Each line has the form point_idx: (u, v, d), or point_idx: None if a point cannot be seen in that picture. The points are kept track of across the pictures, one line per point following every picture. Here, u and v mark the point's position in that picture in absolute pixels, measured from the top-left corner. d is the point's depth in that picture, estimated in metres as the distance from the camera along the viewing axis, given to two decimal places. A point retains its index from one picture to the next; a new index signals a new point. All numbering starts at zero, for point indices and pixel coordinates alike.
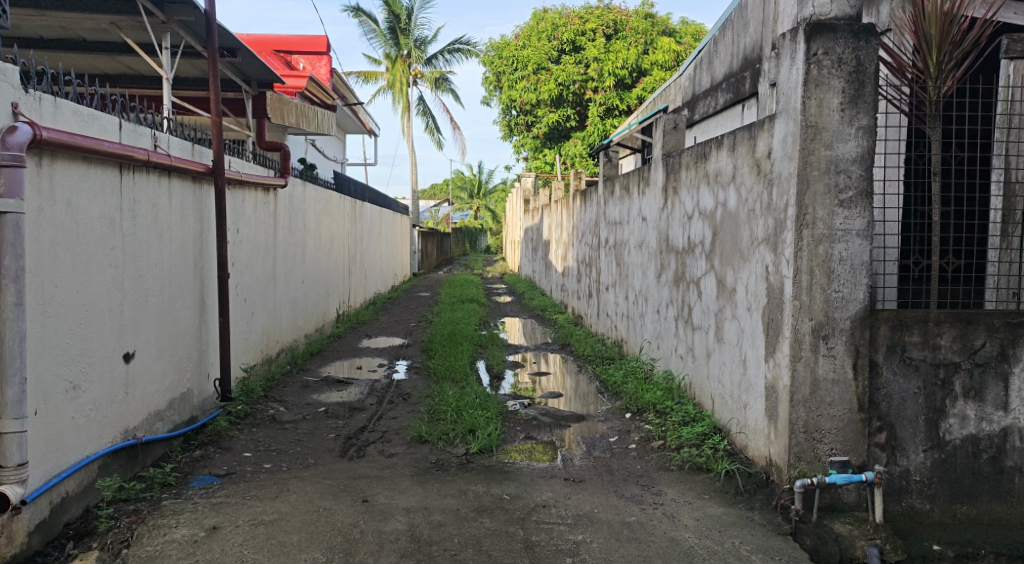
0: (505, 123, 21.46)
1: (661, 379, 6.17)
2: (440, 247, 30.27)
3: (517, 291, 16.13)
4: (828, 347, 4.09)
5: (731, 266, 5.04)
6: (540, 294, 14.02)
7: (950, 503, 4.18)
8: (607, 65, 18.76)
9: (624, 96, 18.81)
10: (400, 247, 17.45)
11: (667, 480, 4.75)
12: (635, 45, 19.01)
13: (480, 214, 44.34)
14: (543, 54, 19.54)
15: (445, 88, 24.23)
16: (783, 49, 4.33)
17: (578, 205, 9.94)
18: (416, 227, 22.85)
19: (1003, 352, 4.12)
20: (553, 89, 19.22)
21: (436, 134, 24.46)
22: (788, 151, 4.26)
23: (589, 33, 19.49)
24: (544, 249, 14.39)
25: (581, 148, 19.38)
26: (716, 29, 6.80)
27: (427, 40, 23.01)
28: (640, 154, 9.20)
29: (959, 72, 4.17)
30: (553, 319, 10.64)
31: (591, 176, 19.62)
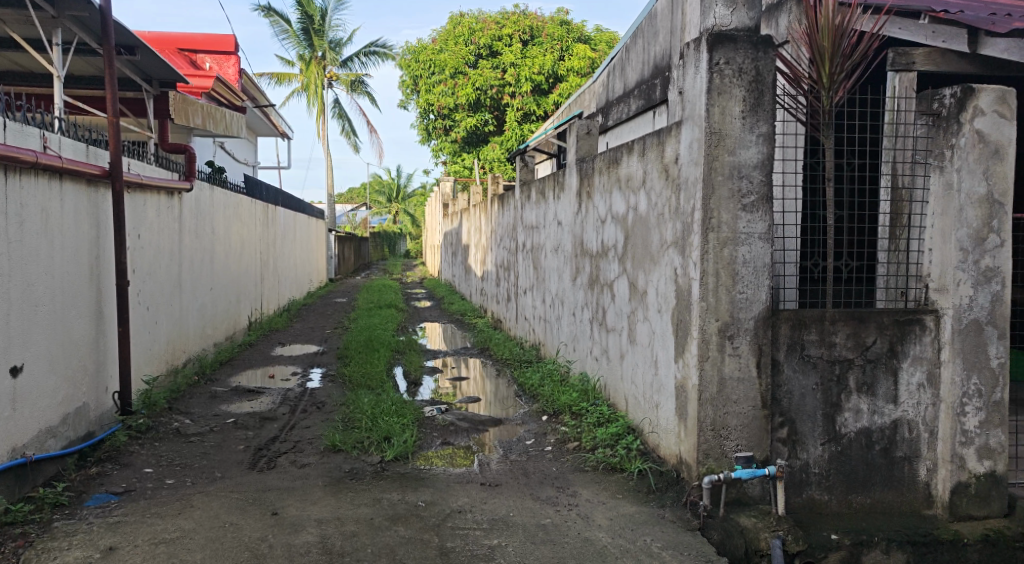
0: (423, 128, 21.27)
1: (577, 381, 6.24)
2: (358, 252, 29.88)
3: (437, 295, 16.05)
4: (733, 347, 4.25)
5: (642, 268, 5.15)
6: (459, 299, 14.00)
7: (846, 493, 4.37)
8: (524, 71, 18.98)
9: (541, 101, 19.01)
10: (316, 253, 17.09)
11: (582, 481, 4.80)
12: (551, 51, 19.41)
13: (401, 219, 43.98)
14: (459, 59, 19.56)
15: (361, 91, 23.97)
16: (688, 58, 4.47)
17: (496, 209, 9.98)
18: (334, 231, 22.43)
19: (892, 348, 4.34)
20: (471, 93, 19.21)
21: (353, 138, 24.11)
22: (694, 157, 4.38)
23: (505, 38, 19.78)
24: (462, 253, 14.37)
25: (500, 152, 19.47)
26: (628, 37, 6.91)
27: (343, 42, 22.69)
28: (555, 159, 9.30)
29: (850, 83, 4.36)
30: (473, 324, 10.63)
31: (508, 179, 19.69)
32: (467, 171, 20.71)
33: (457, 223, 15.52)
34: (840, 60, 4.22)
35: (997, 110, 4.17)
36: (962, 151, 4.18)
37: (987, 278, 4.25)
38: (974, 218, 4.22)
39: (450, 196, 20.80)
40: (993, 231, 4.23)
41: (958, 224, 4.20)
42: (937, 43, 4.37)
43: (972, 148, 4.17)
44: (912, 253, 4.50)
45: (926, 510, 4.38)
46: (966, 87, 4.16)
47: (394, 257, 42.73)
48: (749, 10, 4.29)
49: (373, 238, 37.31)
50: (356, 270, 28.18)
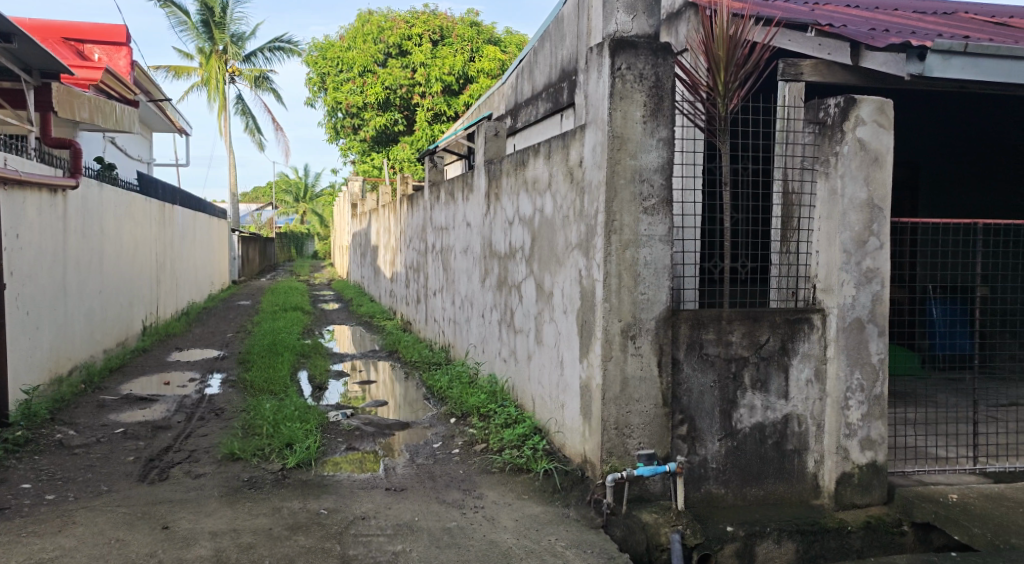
0: (331, 126, 20.70)
1: (485, 383, 6.23)
2: (263, 253, 29.05)
3: (345, 298, 15.74)
4: (635, 347, 4.35)
5: (549, 270, 5.19)
6: (368, 301, 13.77)
7: (741, 486, 4.53)
8: (434, 71, 18.94)
9: (451, 102, 19.05)
10: (217, 255, 16.46)
11: (488, 483, 4.80)
12: (461, 52, 19.43)
13: (310, 219, 43.00)
14: (368, 57, 19.23)
15: (266, 87, 23.35)
16: (592, 63, 4.54)
17: (405, 210, 9.88)
18: (238, 231, 21.69)
19: (783, 346, 4.52)
20: (380, 93, 19.01)
21: (257, 135, 23.43)
22: (598, 160, 4.45)
23: (414, 37, 19.53)
24: (371, 255, 14.15)
25: (410, 152, 19.28)
26: (536, 39, 6.92)
27: (245, 36, 22.00)
28: (465, 161, 9.26)
29: (744, 91, 4.52)
30: (381, 326, 10.48)
31: (417, 180, 19.56)
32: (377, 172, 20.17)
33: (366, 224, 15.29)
34: (734, 69, 4.37)
35: (877, 119, 4.42)
36: (845, 158, 4.41)
37: (868, 278, 4.48)
38: (857, 222, 4.45)
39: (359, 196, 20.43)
40: (874, 233, 4.47)
41: (842, 227, 4.43)
42: (823, 55, 4.56)
43: (854, 155, 4.40)
44: (800, 255, 4.72)
45: (814, 499, 4.59)
46: (848, 98, 4.40)
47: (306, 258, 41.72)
48: (649, 17, 4.41)
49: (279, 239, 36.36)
50: (261, 271, 27.35)
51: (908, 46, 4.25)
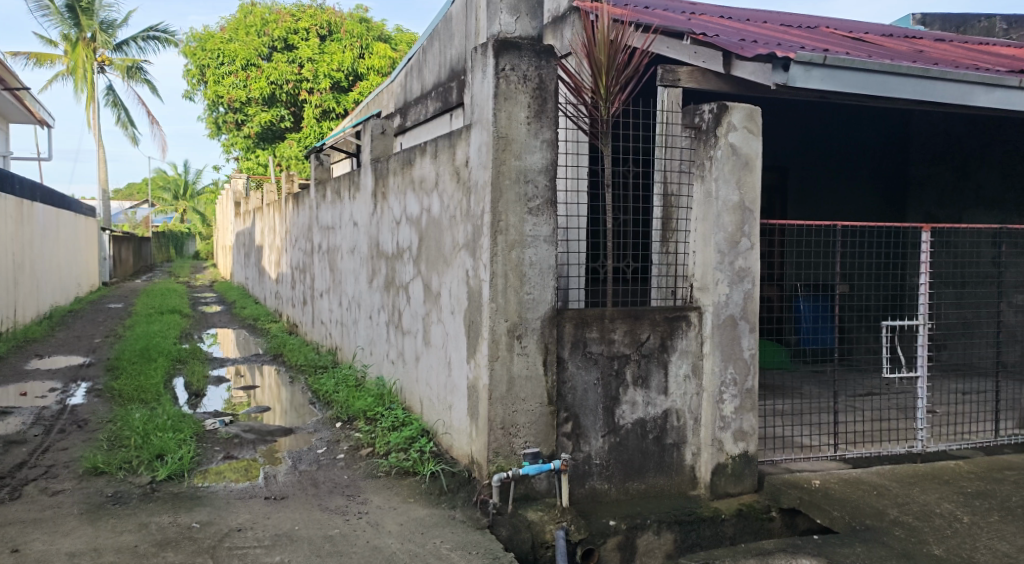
0: (211, 121, 19.68)
1: (372, 385, 6.13)
2: (138, 253, 27.48)
3: (228, 300, 15.08)
4: (521, 346, 4.38)
5: (436, 270, 5.14)
6: (252, 303, 13.27)
7: (624, 481, 4.64)
8: (322, 67, 18.59)
9: (341, 99, 18.64)
10: (85, 256, 15.37)
11: (373, 488, 4.71)
12: (350, 49, 19.10)
13: (195, 218, 41.08)
14: (252, 50, 18.69)
15: (140, 79, 22.17)
16: (476, 63, 4.54)
17: (291, 209, 9.58)
18: (110, 230, 20.40)
19: (663, 343, 4.67)
20: (264, 88, 18.46)
21: (131, 129, 22.17)
22: (483, 160, 4.45)
23: (301, 32, 19.00)
24: (256, 256, 13.68)
25: (296, 150, 18.67)
26: (424, 38, 6.80)
27: (116, 24, 20.85)
28: (353, 159, 9.04)
29: (625, 95, 4.63)
30: (266, 329, 10.13)
31: (303, 179, 19.14)
32: (260, 167, 19.54)
33: (250, 223, 14.76)
34: (615, 73, 4.48)
35: (747, 126, 4.63)
36: (718, 162, 4.59)
37: (740, 277, 4.69)
38: (730, 223, 4.65)
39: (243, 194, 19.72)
40: (745, 235, 4.68)
41: (716, 228, 4.61)
42: (697, 63, 4.75)
43: (726, 160, 4.60)
44: (679, 255, 4.89)
45: (691, 490, 4.76)
46: (721, 104, 4.59)
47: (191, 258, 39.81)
48: (532, 19, 4.45)
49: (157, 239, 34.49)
50: (138, 273, 25.88)
51: (774, 56, 4.29)
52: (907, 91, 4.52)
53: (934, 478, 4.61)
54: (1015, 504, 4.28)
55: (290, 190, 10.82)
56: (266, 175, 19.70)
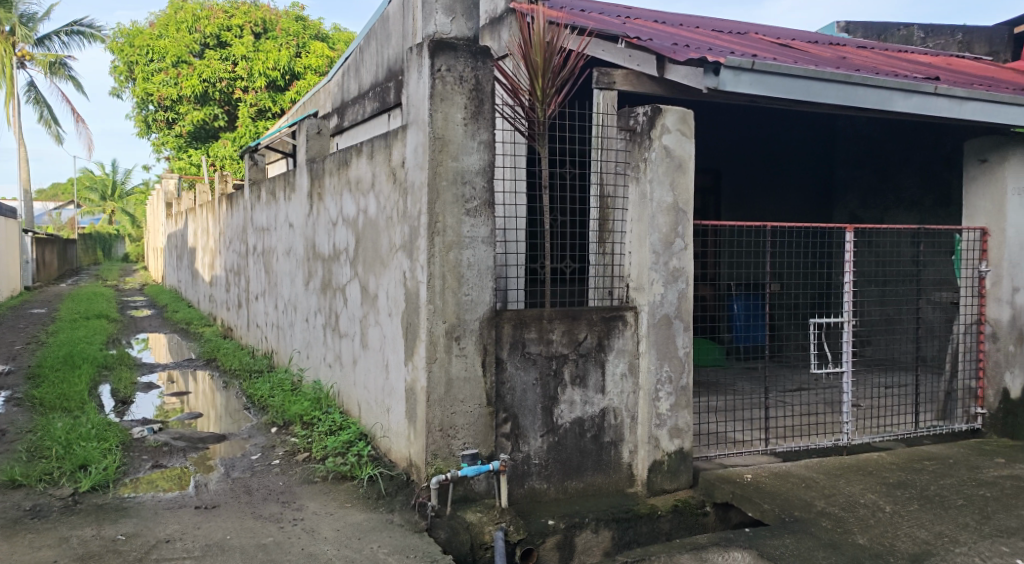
0: (141, 119, 18.99)
1: (309, 389, 6.03)
2: (63, 256, 26.42)
3: (159, 303, 14.60)
4: (459, 347, 4.37)
5: (373, 272, 5.09)
6: (185, 306, 12.90)
7: (562, 480, 4.67)
8: (257, 65, 18.23)
9: (277, 98, 18.42)
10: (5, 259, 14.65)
11: (309, 493, 4.63)
12: (286, 47, 18.79)
13: (126, 219, 39.73)
14: (182, 46, 18.08)
15: (63, 74, 21.35)
16: (412, 63, 4.51)
17: (225, 210, 9.36)
18: (33, 232, 19.53)
19: (600, 343, 4.71)
20: (196, 85, 17.96)
21: (54, 126, 21.31)
22: (419, 161, 4.43)
23: (235, 29, 18.52)
24: (188, 257, 13.32)
25: (231, 150, 18.35)
26: (362, 37, 6.69)
27: (37, 17, 20.04)
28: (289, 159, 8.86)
29: (561, 97, 4.67)
30: (199, 333, 9.87)
31: (238, 179, 18.77)
32: (194, 168, 19.03)
33: (182, 224, 14.32)
34: (551, 75, 4.51)
35: (680, 128, 4.72)
36: (652, 164, 4.67)
37: (675, 277, 4.77)
38: (664, 224, 4.73)
39: (175, 194, 19.14)
40: (679, 235, 4.77)
41: (651, 229, 4.68)
42: (632, 66, 4.83)
43: (661, 162, 4.68)
44: (616, 255, 4.96)
45: (629, 488, 4.82)
46: (655, 107, 4.66)
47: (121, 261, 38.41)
48: (468, 20, 4.44)
49: (84, 241, 33.21)
50: (63, 277, 24.86)
51: (705, 61, 4.38)
52: (831, 96, 4.66)
53: (859, 470, 4.78)
54: (933, 493, 4.47)
55: (225, 190, 10.57)
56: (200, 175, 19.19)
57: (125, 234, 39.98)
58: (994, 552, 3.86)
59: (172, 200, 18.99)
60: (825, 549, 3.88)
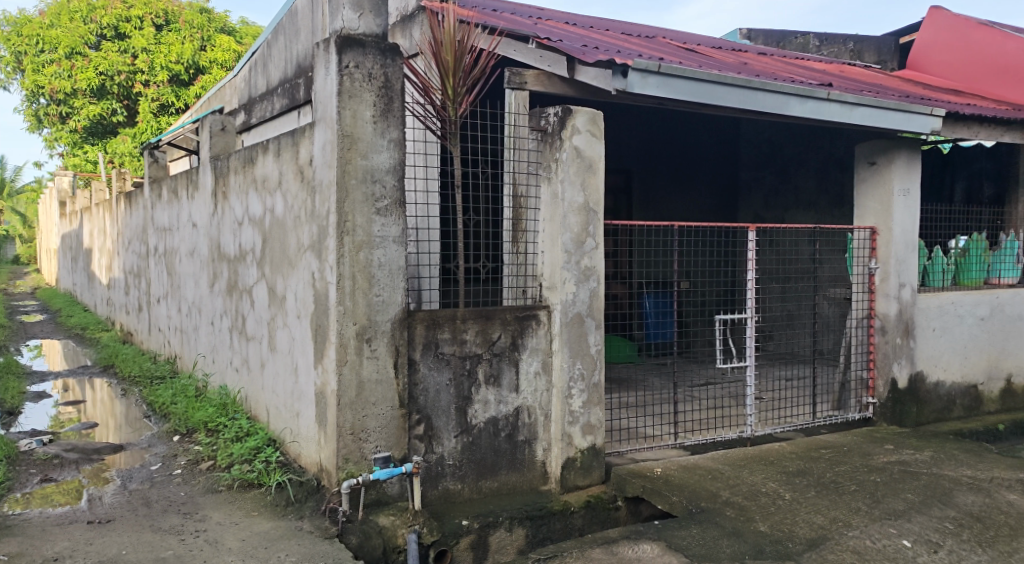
0: (31, 113, 17.96)
1: (214, 395, 5.83)
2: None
3: (52, 308, 13.75)
4: (371, 349, 4.29)
5: (280, 273, 4.95)
6: (81, 310, 12.24)
7: (476, 480, 4.65)
8: (158, 58, 17.45)
9: (180, 93, 17.66)
10: None
11: (213, 503, 4.46)
12: (190, 40, 18.05)
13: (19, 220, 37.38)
14: (76, 37, 17.20)
15: None
16: (319, 58, 4.41)
17: (123, 209, 8.95)
18: None
19: (514, 342, 4.73)
20: (92, 78, 17.08)
21: None
22: (327, 159, 4.33)
23: (134, 20, 17.71)
24: (84, 260, 12.65)
25: (130, 145, 17.60)
26: (269, 32, 6.49)
27: None
28: (192, 157, 8.53)
29: (473, 96, 4.65)
30: (95, 338, 9.38)
31: (138, 176, 17.92)
32: (90, 165, 18.28)
33: (78, 224, 13.55)
34: (462, 75, 4.49)
35: (590, 129, 4.78)
36: (564, 164, 4.72)
37: (586, 276, 4.84)
38: (575, 224, 4.78)
39: (69, 193, 18.09)
40: (590, 235, 4.83)
41: (563, 229, 4.73)
42: (543, 66, 4.87)
43: (571, 162, 4.73)
44: (528, 255, 4.99)
45: (543, 485, 4.86)
46: (565, 108, 4.71)
47: (10, 262, 36.06)
48: (376, 17, 4.37)
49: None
50: None
51: (613, 63, 4.44)
52: (734, 100, 4.82)
53: (761, 460, 4.98)
54: (828, 480, 4.69)
55: (122, 188, 10.11)
56: (97, 171, 18.47)
57: (18, 235, 37.61)
58: (883, 534, 4.07)
59: (66, 198, 17.96)
60: (728, 538, 4.01)
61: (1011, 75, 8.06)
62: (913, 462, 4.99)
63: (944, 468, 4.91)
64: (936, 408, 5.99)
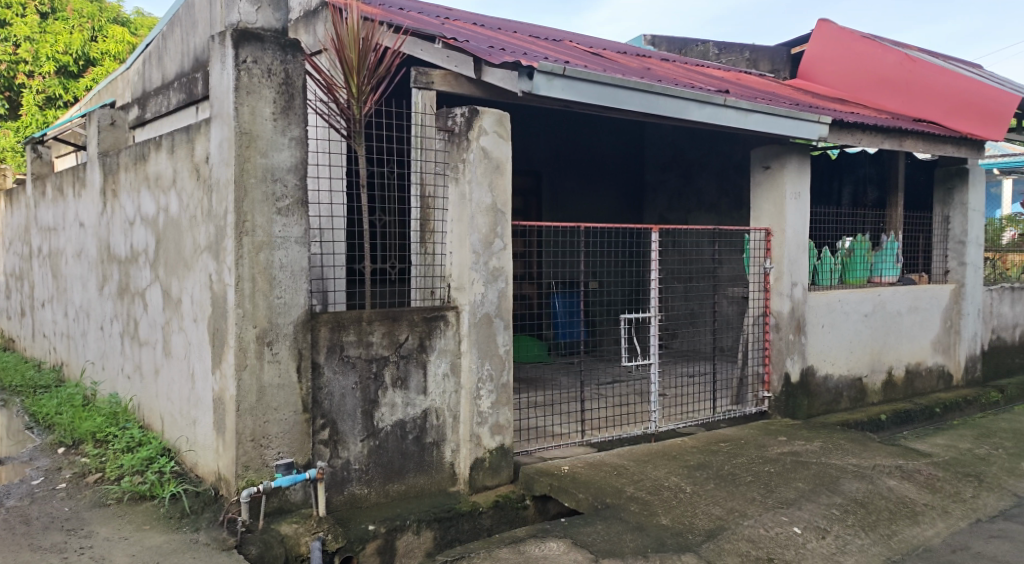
0: None
1: (104, 404, 5.54)
2: None
3: None
4: (272, 353, 4.16)
5: (175, 275, 4.74)
6: None
7: (384, 484, 4.58)
8: (43, 48, 16.03)
9: (69, 85, 16.34)
10: None
11: (100, 518, 4.22)
12: (78, 30, 16.79)
13: None
14: None
15: None
16: (215, 52, 4.24)
17: (3, 207, 8.38)
18: None
19: (421, 344, 4.69)
20: None
21: None
22: (224, 156, 4.17)
23: (14, 6, 16.22)
24: None
25: (11, 140, 16.01)
26: (164, 23, 6.22)
27: None
28: (81, 153, 8.08)
29: (378, 95, 4.58)
30: None
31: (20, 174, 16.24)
32: None
33: None
34: (366, 73, 4.42)
35: (497, 130, 4.80)
36: (471, 165, 4.71)
37: (495, 276, 4.85)
38: (483, 224, 4.78)
39: None
40: (498, 235, 4.85)
41: (471, 229, 4.72)
42: (450, 66, 4.75)
43: (479, 163, 4.72)
44: (437, 255, 4.96)
45: (451, 487, 4.84)
46: (472, 108, 4.71)
47: None
48: (275, 11, 4.23)
49: None
50: None
51: (519, 65, 4.50)
52: (636, 103, 4.93)
53: (664, 455, 5.12)
54: (726, 472, 4.86)
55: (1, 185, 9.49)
56: None
57: None
58: (776, 522, 4.26)
59: None
60: (632, 532, 4.10)
61: (888, 85, 8.55)
62: (804, 452, 5.24)
63: (832, 457, 5.17)
64: (825, 401, 6.32)
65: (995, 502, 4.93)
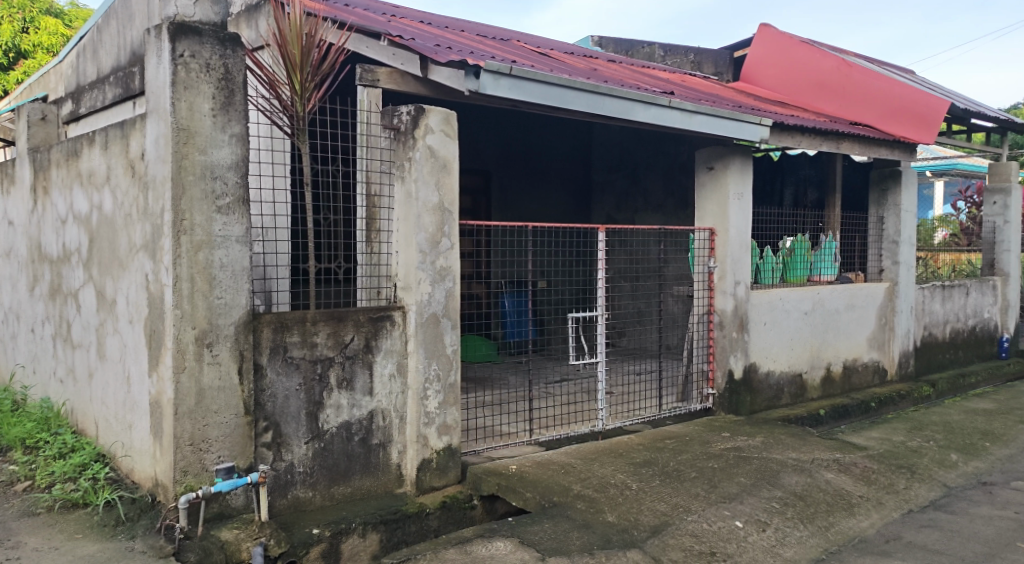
0: None
1: (35, 409, 5.35)
2: None
3: None
4: (212, 355, 4.06)
5: (110, 275, 4.59)
6: None
7: (329, 486, 4.52)
8: None
9: None
10: None
11: (28, 528, 4.09)
12: (7, 21, 16.08)
13: None
14: None
15: None
16: (150, 45, 4.12)
17: None
18: None
19: (367, 344, 4.63)
20: None
21: None
22: (161, 153, 4.05)
23: None
24: None
25: None
26: (100, 16, 6.01)
27: None
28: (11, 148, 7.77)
29: (322, 92, 4.50)
30: None
31: None
32: None
33: None
34: (310, 70, 4.34)
35: (443, 129, 4.77)
36: (417, 163, 4.67)
37: (442, 276, 4.82)
38: (430, 224, 4.74)
39: None
40: (445, 235, 4.82)
41: (417, 228, 4.68)
42: (396, 64, 4.71)
43: (425, 161, 4.69)
44: (382, 255, 4.91)
45: (398, 488, 4.79)
46: (418, 107, 4.67)
47: None
48: (214, 4, 4.13)
49: None
50: None
51: (465, 63, 4.48)
52: (583, 104, 4.96)
53: (611, 452, 5.16)
54: (671, 468, 4.93)
55: None
56: None
57: None
58: (718, 516, 4.33)
59: None
60: (578, 530, 4.12)
61: (828, 89, 8.79)
62: (746, 448, 5.34)
63: (773, 452, 5.29)
64: (767, 397, 6.46)
65: (926, 493, 5.11)
